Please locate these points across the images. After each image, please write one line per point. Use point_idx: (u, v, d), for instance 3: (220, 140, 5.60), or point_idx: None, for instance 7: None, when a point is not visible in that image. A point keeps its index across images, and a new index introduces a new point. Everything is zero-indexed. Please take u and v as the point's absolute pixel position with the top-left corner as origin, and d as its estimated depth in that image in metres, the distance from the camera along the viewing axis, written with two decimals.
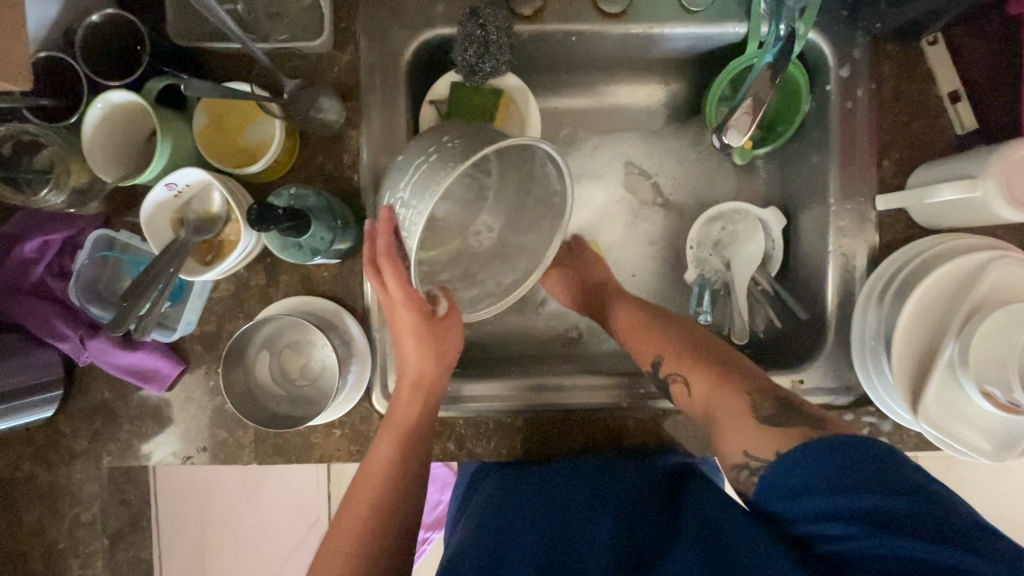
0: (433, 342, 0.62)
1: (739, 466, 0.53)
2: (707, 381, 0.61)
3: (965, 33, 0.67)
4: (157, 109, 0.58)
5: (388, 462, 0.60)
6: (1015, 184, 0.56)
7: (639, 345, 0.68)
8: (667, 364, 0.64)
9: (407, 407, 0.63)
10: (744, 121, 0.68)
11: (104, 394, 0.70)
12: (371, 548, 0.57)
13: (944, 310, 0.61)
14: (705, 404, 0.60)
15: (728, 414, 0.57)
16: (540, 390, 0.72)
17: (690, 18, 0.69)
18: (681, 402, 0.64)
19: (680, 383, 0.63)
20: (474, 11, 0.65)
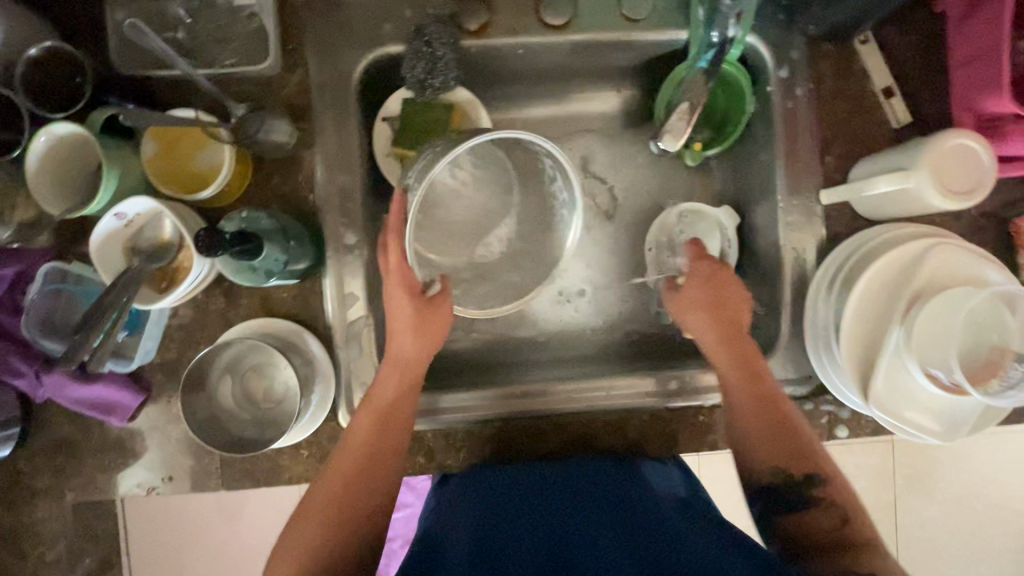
0: (418, 321, 0.63)
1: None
2: (856, 530, 0.57)
3: (894, 30, 0.70)
4: (100, 140, 0.58)
5: (361, 451, 0.61)
6: (947, 171, 0.58)
7: (772, 431, 0.62)
8: (819, 482, 0.60)
9: (387, 383, 0.63)
10: (678, 126, 0.71)
11: (65, 429, 0.69)
12: (340, 530, 0.59)
13: (889, 296, 0.63)
14: (836, 540, 0.56)
15: (868, 570, 0.52)
16: (526, 398, 0.72)
17: (633, 28, 0.70)
18: (792, 516, 0.60)
19: (827, 513, 0.59)
20: (420, 29, 0.67)
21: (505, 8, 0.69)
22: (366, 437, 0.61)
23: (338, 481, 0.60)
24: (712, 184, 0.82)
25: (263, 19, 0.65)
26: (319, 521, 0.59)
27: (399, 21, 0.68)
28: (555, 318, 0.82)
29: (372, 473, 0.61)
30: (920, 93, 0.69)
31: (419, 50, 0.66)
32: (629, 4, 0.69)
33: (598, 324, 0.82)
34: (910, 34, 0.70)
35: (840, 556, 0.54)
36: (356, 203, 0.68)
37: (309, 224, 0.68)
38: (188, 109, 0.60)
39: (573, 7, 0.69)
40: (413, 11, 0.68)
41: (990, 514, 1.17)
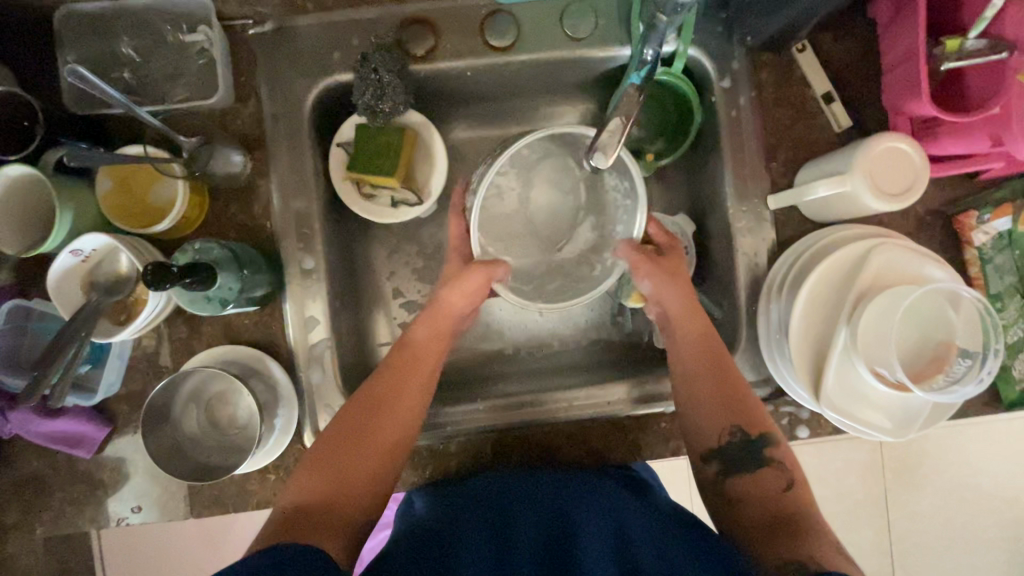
0: (456, 284, 0.67)
1: (792, 563, 0.51)
2: (799, 498, 0.59)
3: (829, 38, 0.72)
4: (52, 179, 0.59)
5: (372, 407, 0.62)
6: (880, 173, 0.60)
7: (733, 404, 0.63)
8: (773, 448, 0.62)
9: (429, 351, 0.67)
10: (611, 142, 0.61)
11: (34, 464, 0.70)
12: (349, 485, 0.58)
13: (834, 297, 0.64)
14: (784, 510, 0.58)
15: (812, 532, 0.55)
16: (516, 407, 0.73)
17: (577, 46, 0.72)
18: (744, 484, 0.61)
19: (775, 479, 0.61)
20: (365, 58, 0.68)
21: (451, 32, 0.71)
22: (378, 393, 0.63)
23: (342, 432, 0.61)
24: (669, 193, 0.84)
25: (212, 54, 0.67)
26: (324, 473, 0.58)
27: (347, 49, 0.70)
28: (520, 331, 0.83)
29: (383, 427, 0.61)
30: (858, 97, 0.71)
31: (365, 78, 0.67)
32: (571, 23, 0.71)
33: (563, 335, 0.83)
34: (845, 42, 0.72)
35: (790, 524, 0.56)
36: (312, 228, 0.70)
37: (267, 251, 0.69)
38: (138, 145, 0.62)
39: (516, 28, 0.71)
40: (360, 38, 0.70)
41: (982, 504, 1.17)
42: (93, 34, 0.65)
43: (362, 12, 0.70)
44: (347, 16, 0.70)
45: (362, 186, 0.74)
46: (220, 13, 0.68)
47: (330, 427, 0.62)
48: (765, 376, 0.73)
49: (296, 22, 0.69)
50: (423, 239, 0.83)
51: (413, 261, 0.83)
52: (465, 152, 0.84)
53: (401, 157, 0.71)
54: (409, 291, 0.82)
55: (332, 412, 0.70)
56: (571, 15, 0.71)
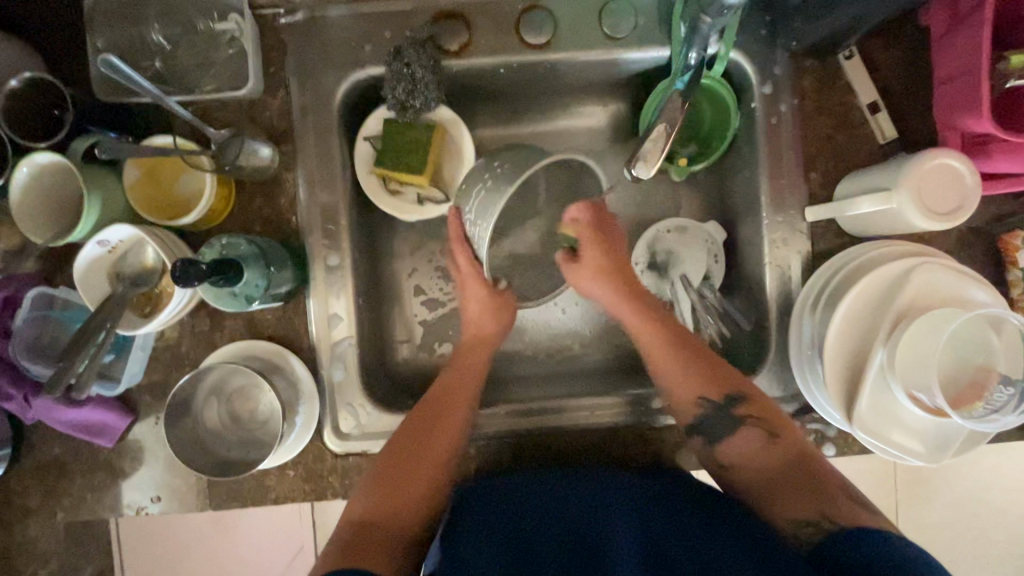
0: (495, 308, 0.72)
1: (803, 522, 0.56)
2: (786, 448, 0.62)
3: (877, 45, 0.69)
4: (81, 168, 0.59)
5: (419, 433, 0.66)
6: (930, 191, 0.58)
7: (687, 375, 0.66)
8: (744, 406, 0.64)
9: (473, 355, 0.71)
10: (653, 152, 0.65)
11: (55, 450, 0.70)
12: (406, 495, 0.63)
13: (872, 315, 0.62)
14: (773, 466, 0.62)
15: (806, 483, 0.59)
16: (532, 413, 0.72)
17: (614, 45, 0.69)
18: (730, 448, 0.64)
19: (755, 433, 0.64)
20: (398, 51, 0.67)
21: (485, 27, 0.69)
22: (422, 418, 0.66)
23: (392, 457, 0.65)
24: (700, 198, 0.82)
25: (242, 44, 0.65)
26: (382, 499, 0.62)
27: (379, 42, 0.68)
28: (542, 334, 0.82)
29: (431, 450, 0.65)
30: (904, 108, 0.69)
31: (398, 74, 0.67)
32: (610, 22, 0.69)
33: (585, 339, 0.82)
34: (894, 50, 0.69)
35: (786, 478, 0.60)
36: (339, 225, 0.69)
37: (291, 246, 0.69)
38: (167, 136, 0.61)
39: (553, 25, 0.69)
40: (392, 31, 0.68)
41: (996, 522, 1.15)
42: (122, 19, 0.64)
43: (395, 4, 0.68)
44: (380, 8, 0.68)
45: (389, 181, 0.73)
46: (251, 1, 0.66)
47: (382, 454, 0.65)
48: (792, 392, 0.72)
49: (327, 12, 0.68)
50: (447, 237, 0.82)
51: (436, 259, 0.82)
52: (492, 150, 0.83)
53: (430, 155, 0.70)
54: (431, 289, 0.81)
55: (353, 410, 0.70)
56: (610, 13, 0.69)
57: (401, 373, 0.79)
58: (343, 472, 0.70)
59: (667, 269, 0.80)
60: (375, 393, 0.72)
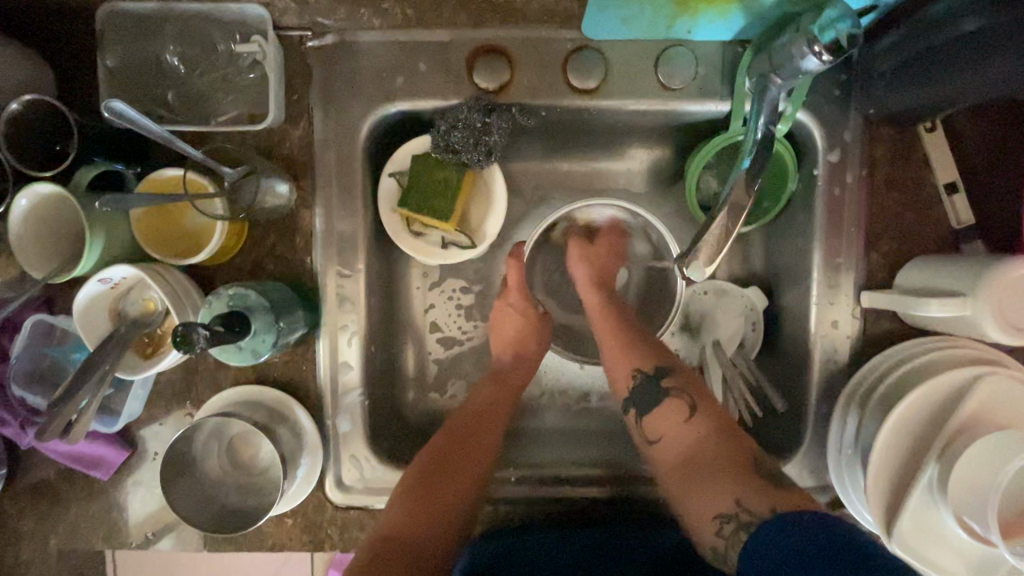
0: (530, 321, 0.73)
1: (725, 517, 0.53)
2: (705, 424, 0.60)
3: (965, 119, 0.62)
4: (83, 200, 0.54)
5: (461, 447, 0.64)
6: (1007, 303, 0.53)
7: (632, 358, 0.66)
8: (671, 379, 0.64)
9: (519, 368, 0.72)
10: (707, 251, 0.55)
11: (49, 474, 0.68)
12: (440, 505, 0.60)
13: (927, 427, 0.57)
14: (693, 441, 0.60)
15: (723, 464, 0.56)
16: (538, 482, 0.69)
17: (670, 96, 0.63)
18: (654, 422, 0.63)
19: (676, 411, 0.62)
20: (488, 106, 0.62)
21: (529, 66, 0.63)
22: (461, 433, 0.65)
23: (428, 470, 0.62)
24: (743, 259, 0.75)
25: (264, 68, 0.60)
26: (417, 515, 0.59)
27: (412, 74, 0.62)
28: (559, 386, 0.78)
29: (470, 466, 0.63)
30: (987, 193, 0.62)
31: (458, 118, 0.62)
32: (666, 70, 0.62)
33: (605, 396, 0.77)
34: (985, 124, 0.62)
35: (701, 461, 0.58)
36: (355, 269, 0.65)
37: (303, 289, 0.64)
38: (178, 170, 0.57)
39: (604, 68, 0.62)
40: (427, 63, 0.62)
41: None
42: (136, 34, 0.59)
43: (431, 33, 0.62)
44: (415, 36, 0.62)
45: (412, 223, 0.67)
46: (276, 21, 0.60)
47: (414, 467, 0.63)
48: (824, 484, 0.67)
49: (358, 37, 0.62)
50: (468, 275, 0.77)
51: (454, 299, 0.77)
52: (524, 187, 0.77)
53: (458, 200, 0.65)
54: (447, 329, 0.77)
55: (356, 463, 0.67)
56: (668, 61, 0.62)
57: (410, 419, 0.75)
58: (343, 526, 0.67)
59: (701, 333, 0.75)
60: (381, 444, 0.69)
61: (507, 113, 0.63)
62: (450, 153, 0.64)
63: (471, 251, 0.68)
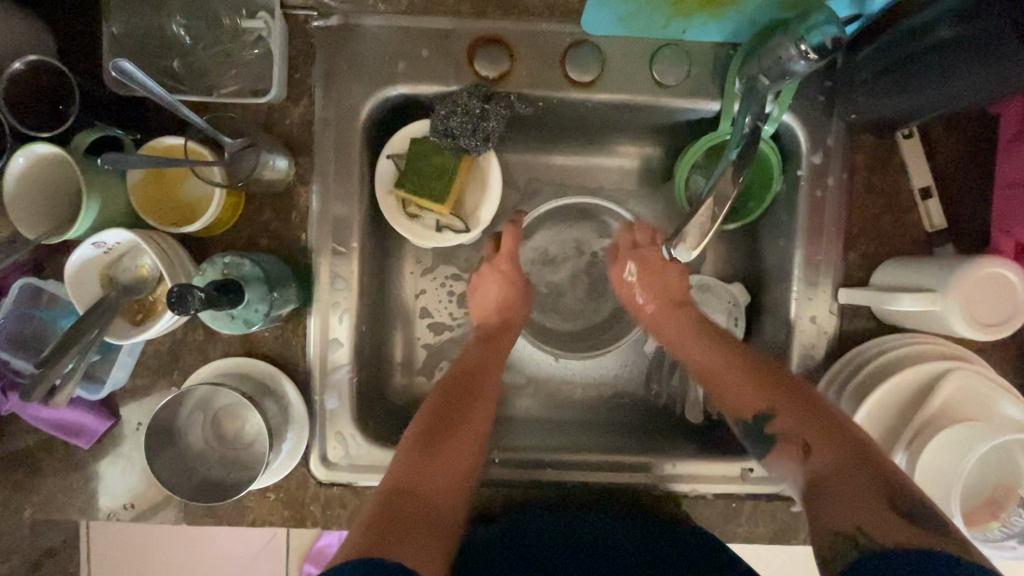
0: (506, 283, 0.72)
1: (841, 536, 0.49)
2: (822, 457, 0.54)
3: (941, 128, 0.65)
4: (81, 162, 0.54)
5: (459, 401, 0.64)
6: (974, 301, 0.56)
7: (745, 391, 0.62)
8: (774, 423, 0.59)
9: (508, 338, 0.72)
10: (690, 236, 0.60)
11: (28, 444, 0.67)
12: (448, 464, 0.59)
13: (896, 418, 0.59)
14: (820, 471, 0.54)
15: (852, 491, 0.51)
16: (528, 467, 0.69)
17: (662, 93, 0.65)
18: (780, 464, 0.59)
19: (794, 449, 0.57)
20: (489, 93, 0.64)
21: (529, 57, 0.64)
22: (457, 387, 0.65)
23: (431, 426, 0.61)
24: (726, 257, 0.78)
25: (269, 44, 0.61)
26: (427, 467, 0.58)
27: (414, 60, 0.64)
28: (545, 375, 0.79)
29: (472, 425, 0.63)
30: (958, 200, 0.65)
31: (456, 103, 0.63)
32: (660, 69, 0.65)
33: (589, 384, 0.78)
34: (958, 135, 0.65)
35: (825, 489, 0.52)
36: (349, 247, 0.66)
37: (296, 264, 0.65)
38: (179, 137, 0.58)
39: (601, 63, 0.64)
40: (429, 50, 0.64)
41: None
42: (143, 6, 0.60)
43: (435, 21, 0.64)
44: (419, 23, 0.64)
45: (408, 205, 0.68)
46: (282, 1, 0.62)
47: (415, 425, 0.62)
48: None
49: (362, 21, 0.64)
50: (459, 263, 0.78)
51: (445, 285, 0.78)
52: (518, 178, 0.78)
53: (455, 184, 0.66)
54: (437, 314, 0.78)
55: (342, 440, 0.67)
56: (662, 59, 0.65)
57: (396, 402, 0.75)
58: (325, 502, 0.67)
59: None
60: (367, 423, 0.69)
61: (505, 100, 0.65)
62: (448, 137, 0.65)
63: (465, 235, 0.69)
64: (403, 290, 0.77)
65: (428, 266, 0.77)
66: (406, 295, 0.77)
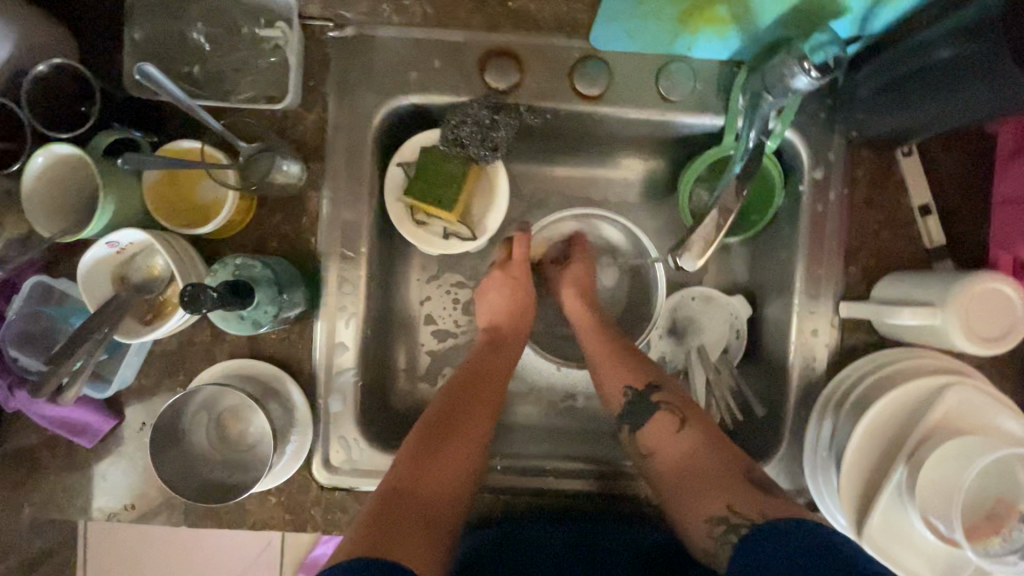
0: (512, 288, 0.74)
1: (715, 519, 0.55)
2: (695, 434, 0.62)
3: (940, 147, 0.66)
4: (98, 162, 0.56)
5: (464, 404, 0.64)
6: (974, 316, 0.57)
7: (621, 370, 0.67)
8: (663, 395, 0.65)
9: (512, 342, 0.72)
10: (699, 244, 0.58)
11: (31, 442, 0.67)
12: (451, 465, 0.60)
13: (897, 431, 0.60)
14: (684, 453, 0.61)
15: (714, 471, 0.58)
16: (524, 474, 0.70)
17: (668, 108, 0.67)
18: (651, 436, 0.64)
19: (671, 421, 0.63)
20: (497, 105, 0.66)
21: (538, 70, 0.66)
22: (462, 391, 0.65)
23: (432, 427, 0.62)
24: (730, 270, 0.78)
25: (285, 53, 0.63)
26: (427, 467, 0.58)
27: (426, 70, 0.65)
28: (547, 384, 0.79)
29: (475, 427, 0.63)
30: (958, 217, 0.66)
31: (467, 114, 0.66)
32: (666, 83, 0.66)
33: (589, 394, 0.78)
34: (957, 153, 0.66)
35: (692, 474, 0.59)
36: (357, 252, 0.67)
37: (304, 268, 0.66)
38: (195, 141, 0.59)
39: (608, 78, 0.66)
40: (440, 61, 0.66)
41: None
42: (166, 14, 0.62)
43: (447, 33, 0.66)
44: (432, 35, 0.66)
45: (416, 212, 0.69)
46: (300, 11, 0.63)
47: (417, 427, 0.62)
48: (799, 487, 0.69)
49: (377, 32, 0.65)
50: (465, 270, 0.79)
51: (450, 292, 0.79)
52: (524, 188, 0.79)
53: (463, 192, 0.67)
54: (441, 321, 0.78)
55: (345, 444, 0.67)
56: (668, 75, 0.66)
57: (399, 408, 0.75)
58: (326, 507, 0.67)
59: (683, 337, 0.76)
60: (371, 428, 0.69)
61: (514, 112, 0.67)
62: (458, 147, 0.67)
63: (471, 242, 0.70)
64: (408, 295, 0.77)
65: (433, 273, 0.78)
66: (411, 300, 0.77)
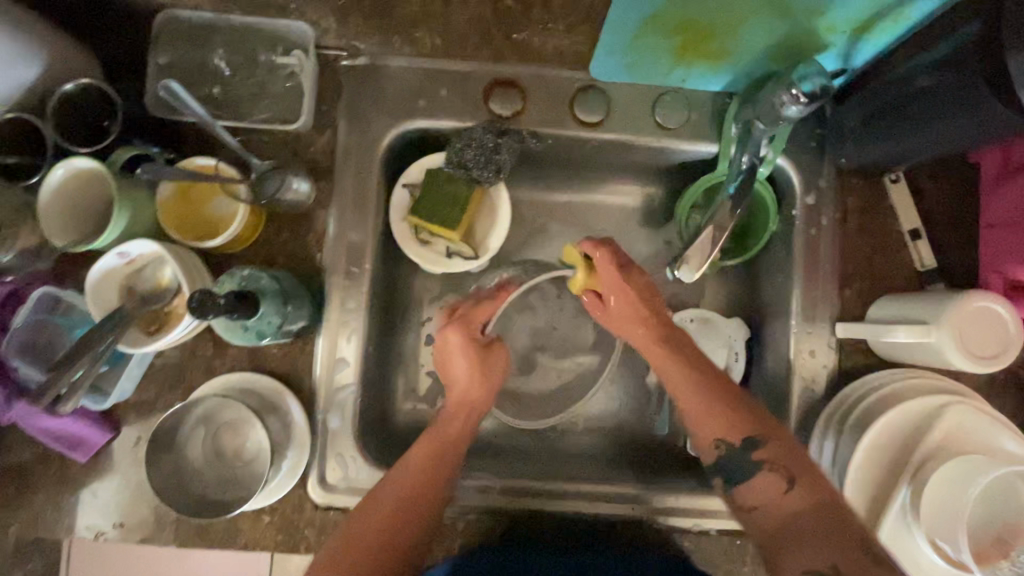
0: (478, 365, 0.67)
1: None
2: (803, 495, 0.55)
3: (925, 175, 0.69)
4: (116, 176, 0.58)
5: (440, 435, 0.63)
6: (969, 333, 0.58)
7: (719, 417, 0.60)
8: (762, 449, 0.58)
9: (496, 363, 0.69)
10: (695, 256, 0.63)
11: (24, 458, 0.66)
12: (417, 499, 0.59)
13: (898, 451, 0.60)
14: (791, 513, 0.54)
15: (820, 533, 0.51)
16: (524, 492, 0.68)
17: (663, 134, 0.70)
18: (745, 491, 0.58)
19: (775, 479, 0.56)
20: (503, 129, 0.69)
21: (540, 98, 0.70)
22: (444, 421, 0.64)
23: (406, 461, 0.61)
24: (727, 294, 0.79)
25: (300, 79, 0.67)
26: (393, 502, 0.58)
27: (434, 97, 0.69)
28: None
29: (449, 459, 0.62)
30: (945, 242, 0.68)
31: (472, 138, 0.67)
32: (662, 112, 0.70)
33: (590, 419, 0.78)
34: (942, 181, 0.69)
35: (805, 527, 0.53)
36: (362, 269, 0.68)
37: (310, 283, 0.67)
38: (210, 158, 0.62)
39: (606, 106, 0.70)
40: (447, 89, 0.69)
41: None
42: (190, 44, 0.66)
43: (455, 64, 0.69)
44: (440, 65, 0.69)
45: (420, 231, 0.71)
46: (317, 42, 0.67)
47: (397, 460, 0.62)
48: None
49: (388, 62, 0.69)
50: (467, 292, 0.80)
51: None
52: (525, 213, 0.81)
53: (466, 212, 0.68)
54: None
55: (341, 462, 0.66)
56: (664, 105, 0.70)
57: (397, 428, 0.75)
58: (321, 527, 0.65)
59: None
60: (369, 447, 0.68)
61: (517, 137, 0.69)
62: (461, 168, 0.68)
63: (474, 261, 0.71)
64: (411, 315, 0.78)
65: (435, 293, 0.79)
66: (413, 321, 0.78)
